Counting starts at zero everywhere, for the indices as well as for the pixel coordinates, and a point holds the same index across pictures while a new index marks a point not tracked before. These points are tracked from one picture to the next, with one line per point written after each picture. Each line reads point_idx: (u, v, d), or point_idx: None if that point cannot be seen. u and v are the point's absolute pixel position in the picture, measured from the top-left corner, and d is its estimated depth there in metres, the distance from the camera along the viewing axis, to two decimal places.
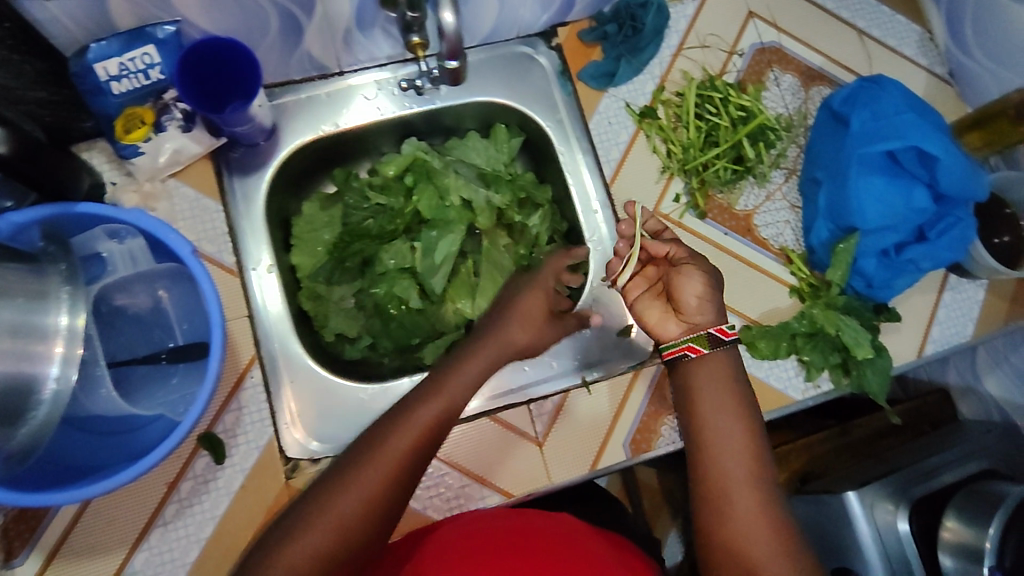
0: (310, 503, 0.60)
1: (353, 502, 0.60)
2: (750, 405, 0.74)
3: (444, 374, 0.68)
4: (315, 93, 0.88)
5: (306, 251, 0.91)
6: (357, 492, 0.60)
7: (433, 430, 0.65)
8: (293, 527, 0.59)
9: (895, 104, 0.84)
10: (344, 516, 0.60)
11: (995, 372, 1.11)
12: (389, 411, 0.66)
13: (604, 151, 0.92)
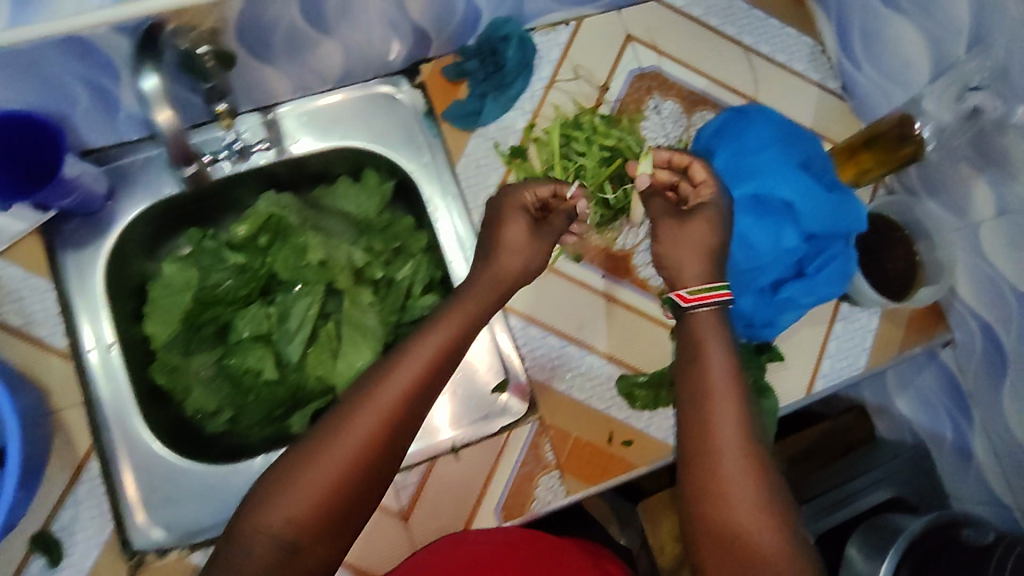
0: (284, 470, 0.57)
1: (339, 448, 0.57)
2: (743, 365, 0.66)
3: (429, 331, 0.64)
4: (154, 153, 0.83)
5: (161, 318, 0.84)
6: (343, 436, 0.57)
7: (423, 386, 0.60)
8: (266, 496, 0.56)
9: (760, 137, 0.79)
10: (320, 482, 0.56)
11: (905, 394, 1.07)
12: (374, 367, 0.62)
13: (471, 196, 0.86)
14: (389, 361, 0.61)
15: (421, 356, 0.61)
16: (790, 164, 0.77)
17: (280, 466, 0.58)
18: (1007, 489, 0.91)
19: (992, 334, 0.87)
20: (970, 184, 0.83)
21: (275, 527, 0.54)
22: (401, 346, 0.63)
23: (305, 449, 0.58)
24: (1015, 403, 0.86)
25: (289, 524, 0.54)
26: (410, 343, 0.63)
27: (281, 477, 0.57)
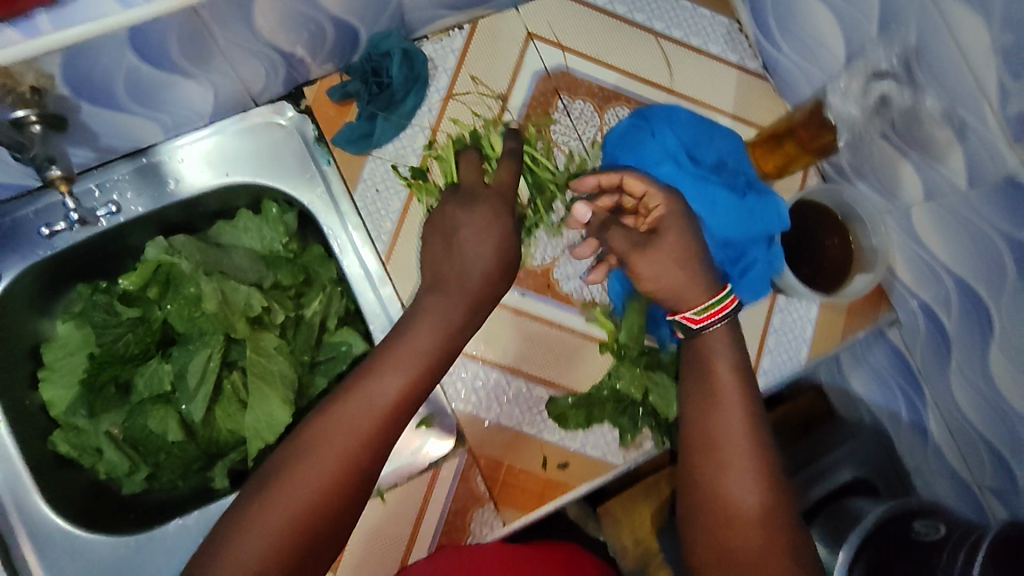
0: (268, 487, 0.57)
1: (311, 482, 0.56)
2: (751, 381, 0.66)
3: (392, 361, 0.63)
4: (21, 213, 0.76)
5: (60, 382, 0.81)
6: (316, 470, 0.57)
7: (401, 397, 0.61)
8: (245, 517, 0.55)
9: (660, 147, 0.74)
10: (300, 498, 0.56)
11: (858, 371, 1.04)
12: (352, 377, 0.62)
13: (374, 224, 0.81)
14: (367, 375, 0.62)
15: (394, 385, 0.61)
16: (693, 172, 0.73)
17: (259, 487, 0.57)
18: (965, 464, 0.89)
19: (934, 316, 0.85)
20: (896, 165, 0.78)
21: (258, 551, 0.53)
22: (377, 361, 0.63)
23: (286, 466, 0.57)
24: (962, 383, 0.84)
25: (270, 546, 0.54)
26: (383, 360, 0.63)
27: (264, 497, 0.56)
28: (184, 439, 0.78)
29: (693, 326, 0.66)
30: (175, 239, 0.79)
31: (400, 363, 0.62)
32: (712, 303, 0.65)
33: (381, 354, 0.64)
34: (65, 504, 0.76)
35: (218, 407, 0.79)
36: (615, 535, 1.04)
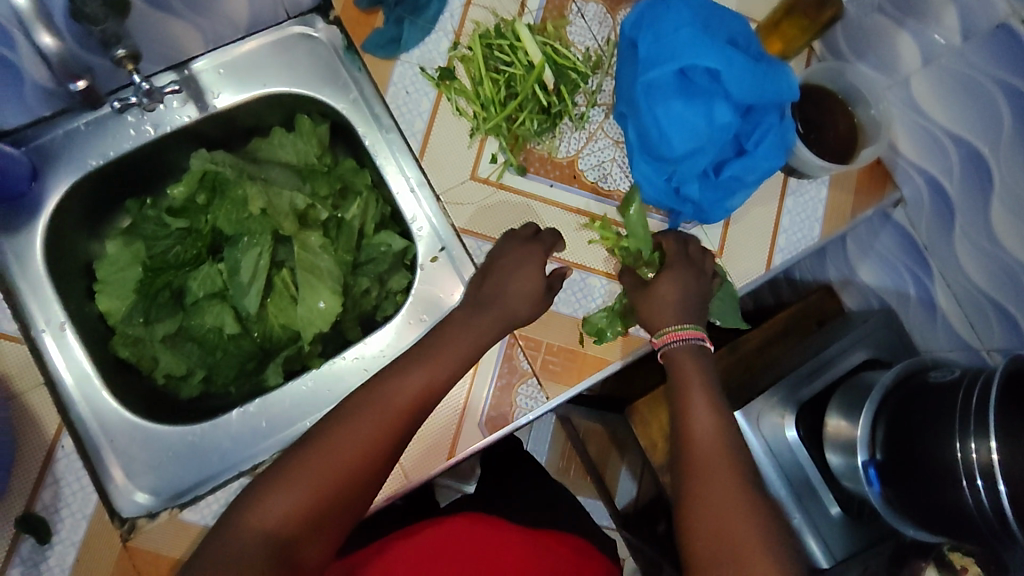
0: (314, 450, 0.66)
1: (341, 451, 0.66)
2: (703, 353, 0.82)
3: (418, 361, 0.73)
4: (74, 125, 0.80)
5: (114, 294, 0.84)
6: (345, 444, 0.66)
7: (429, 397, 0.71)
8: (286, 476, 0.65)
9: (678, 19, 0.79)
10: (336, 467, 0.65)
11: (866, 261, 1.10)
12: (389, 370, 0.72)
13: (407, 124, 0.84)
14: (409, 363, 0.72)
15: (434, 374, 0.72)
16: (709, 40, 0.77)
17: (301, 449, 0.67)
18: (974, 332, 0.94)
19: (938, 186, 0.89)
20: (893, 38, 0.84)
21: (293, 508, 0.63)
22: (422, 351, 0.74)
23: (322, 435, 0.67)
24: (968, 248, 0.89)
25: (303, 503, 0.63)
26: (428, 351, 0.74)
27: (309, 458, 0.65)
28: (239, 331, 0.83)
29: (655, 346, 0.82)
30: (219, 151, 0.83)
31: (439, 355, 0.74)
32: (671, 329, 0.80)
33: (418, 351, 0.75)
34: (130, 403, 0.80)
35: (271, 302, 0.84)
36: (644, 433, 1.07)
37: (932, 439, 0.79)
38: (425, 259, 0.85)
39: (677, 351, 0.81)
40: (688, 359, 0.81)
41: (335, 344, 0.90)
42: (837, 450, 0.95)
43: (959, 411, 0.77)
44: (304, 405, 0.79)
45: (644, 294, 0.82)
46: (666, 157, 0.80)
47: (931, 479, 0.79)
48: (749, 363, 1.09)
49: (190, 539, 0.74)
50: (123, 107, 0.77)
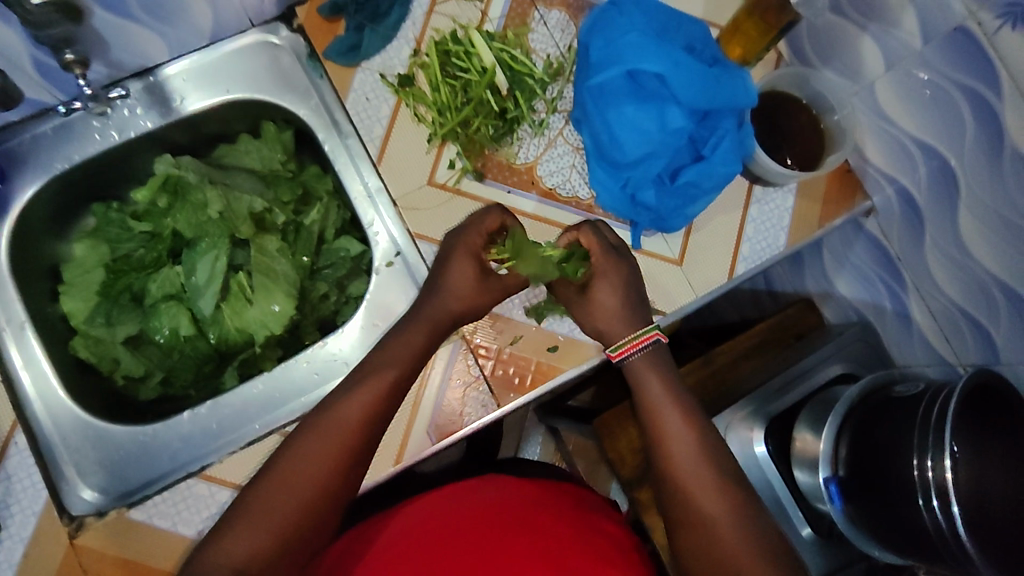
0: (247, 504, 0.61)
1: (306, 474, 0.62)
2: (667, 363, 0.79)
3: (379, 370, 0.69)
4: (41, 130, 0.82)
5: (78, 295, 0.85)
6: (308, 465, 0.63)
7: (379, 420, 0.67)
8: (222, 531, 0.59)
9: (630, 22, 0.80)
10: (290, 499, 0.61)
11: (843, 274, 1.07)
12: (322, 405, 0.67)
13: (365, 129, 0.85)
14: (344, 392, 0.67)
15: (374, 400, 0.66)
16: (658, 42, 0.78)
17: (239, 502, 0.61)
18: (949, 346, 0.91)
19: (907, 196, 0.87)
20: (856, 42, 0.83)
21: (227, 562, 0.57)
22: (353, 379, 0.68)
23: (289, 456, 0.63)
24: (940, 260, 0.86)
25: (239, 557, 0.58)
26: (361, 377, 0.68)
27: (243, 510, 0.60)
28: (195, 333, 0.84)
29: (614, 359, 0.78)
30: (183, 157, 0.84)
31: (379, 382, 0.68)
32: (626, 341, 0.77)
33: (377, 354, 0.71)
34: (89, 402, 0.82)
35: (226, 305, 0.84)
36: (612, 446, 1.04)
37: (896, 454, 0.76)
38: (380, 263, 0.85)
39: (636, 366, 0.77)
40: (647, 372, 0.77)
41: (292, 350, 0.90)
42: (804, 466, 0.92)
43: (920, 423, 0.74)
44: (256, 407, 0.81)
45: (587, 304, 0.79)
46: (618, 162, 0.80)
47: (892, 495, 0.76)
48: (725, 378, 1.05)
49: (137, 536, 0.75)
50: (70, 109, 0.81)
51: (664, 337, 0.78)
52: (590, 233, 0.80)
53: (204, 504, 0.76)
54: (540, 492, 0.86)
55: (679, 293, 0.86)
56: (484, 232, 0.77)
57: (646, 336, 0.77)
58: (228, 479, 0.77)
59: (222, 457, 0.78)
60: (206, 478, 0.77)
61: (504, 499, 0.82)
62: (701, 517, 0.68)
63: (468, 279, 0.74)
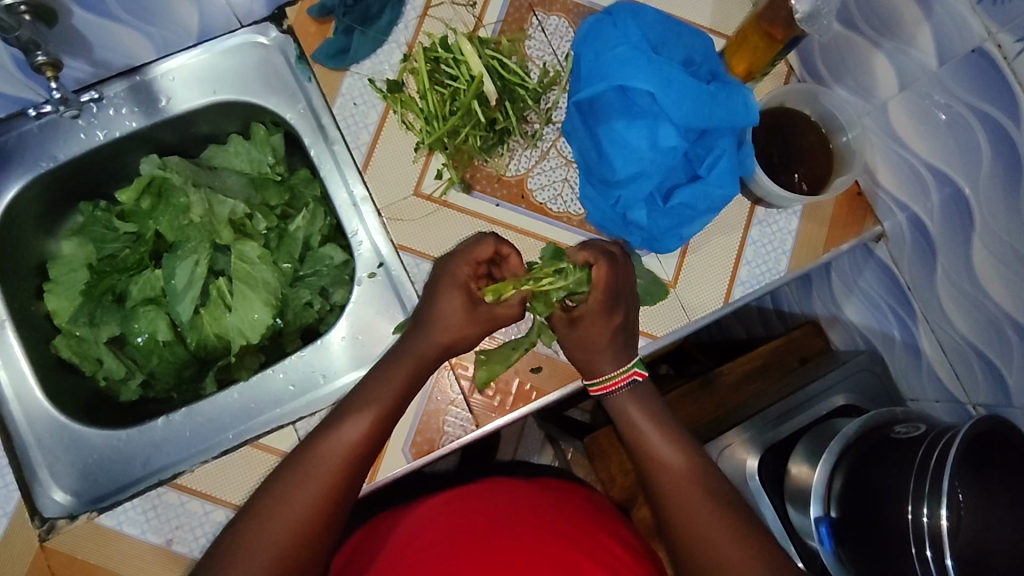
0: (234, 546, 0.60)
1: (289, 518, 0.61)
2: (650, 390, 0.78)
3: (360, 410, 0.67)
4: (28, 127, 0.82)
5: (63, 293, 0.85)
6: (292, 508, 0.61)
7: (359, 463, 0.66)
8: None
9: (622, 35, 0.76)
10: (276, 542, 0.60)
11: (851, 299, 1.01)
12: (309, 443, 0.66)
13: (352, 136, 0.83)
14: (323, 432, 0.66)
15: (348, 435, 0.66)
16: (652, 56, 0.74)
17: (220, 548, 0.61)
18: (959, 384, 0.85)
19: (918, 223, 0.82)
20: (869, 59, 0.79)
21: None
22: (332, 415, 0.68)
23: (271, 496, 0.62)
24: (951, 293, 0.81)
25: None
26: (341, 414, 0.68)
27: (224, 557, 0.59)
28: (173, 339, 0.84)
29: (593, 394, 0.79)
30: (170, 157, 0.83)
31: (356, 419, 0.67)
32: (605, 378, 0.77)
33: (352, 398, 0.70)
34: (67, 402, 0.82)
35: (204, 310, 0.84)
36: (603, 466, 1.01)
37: (890, 497, 0.72)
38: (362, 275, 0.83)
39: (616, 396, 0.77)
40: (630, 406, 0.77)
41: (275, 357, 0.88)
42: (795, 500, 0.88)
43: (917, 468, 0.70)
44: (230, 416, 0.80)
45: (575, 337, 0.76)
46: (608, 181, 0.77)
47: (885, 542, 0.71)
48: (724, 401, 1.03)
49: (106, 543, 0.74)
50: (40, 113, 0.79)
51: (643, 376, 0.78)
52: (607, 268, 0.73)
53: (174, 513, 0.75)
54: (551, 495, 0.82)
55: (671, 318, 0.82)
56: (473, 264, 0.73)
57: (624, 376, 0.76)
58: (227, 499, 0.76)
59: (194, 467, 0.77)
60: (176, 487, 0.76)
61: (515, 506, 0.79)
62: (691, 526, 0.69)
63: (457, 314, 0.71)
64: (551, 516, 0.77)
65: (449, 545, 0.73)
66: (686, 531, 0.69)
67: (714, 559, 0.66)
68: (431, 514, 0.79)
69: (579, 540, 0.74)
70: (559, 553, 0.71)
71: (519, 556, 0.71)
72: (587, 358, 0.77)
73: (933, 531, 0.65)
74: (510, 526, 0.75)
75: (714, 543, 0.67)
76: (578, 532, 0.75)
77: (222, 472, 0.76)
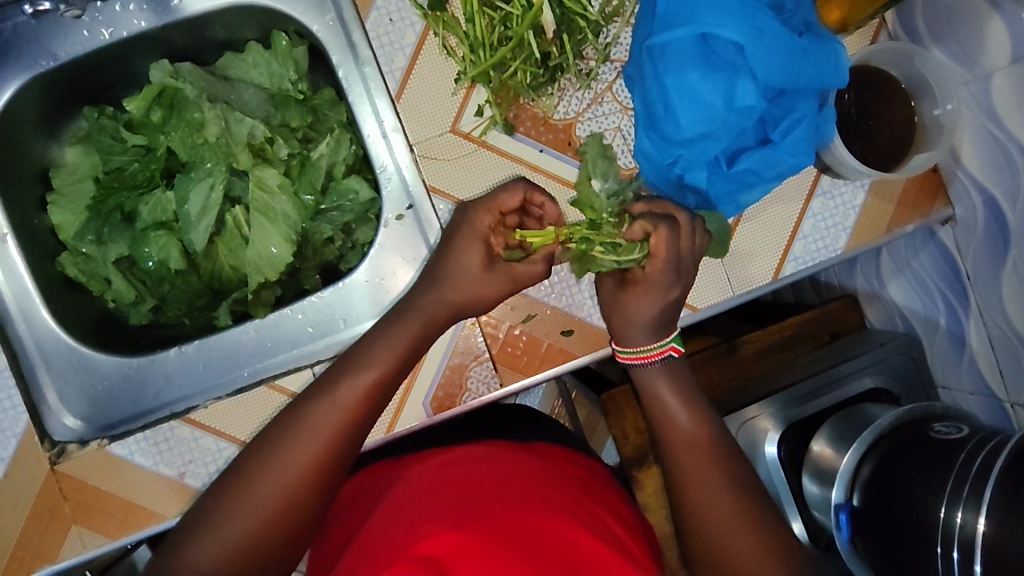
0: (247, 474, 0.62)
1: (300, 455, 0.62)
2: (685, 370, 0.74)
3: (388, 357, 0.66)
4: (25, 19, 0.74)
5: (67, 207, 0.79)
6: (302, 447, 0.63)
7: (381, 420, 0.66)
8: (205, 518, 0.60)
9: None
10: (284, 479, 0.62)
11: (898, 278, 0.96)
12: (330, 374, 0.67)
13: (385, 58, 0.75)
14: (336, 397, 0.65)
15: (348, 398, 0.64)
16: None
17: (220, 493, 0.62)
18: (1001, 381, 0.82)
19: (995, 209, 0.76)
20: (982, 21, 0.70)
21: (219, 547, 0.59)
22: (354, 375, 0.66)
23: (286, 429, 0.64)
24: (1018, 289, 0.75)
25: (232, 545, 0.59)
26: (361, 376, 0.66)
27: (225, 500, 0.61)
28: (185, 268, 0.79)
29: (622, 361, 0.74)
30: (181, 64, 0.76)
31: (369, 376, 0.66)
32: (640, 349, 0.72)
33: (375, 352, 0.67)
34: (75, 324, 0.78)
35: (220, 240, 0.79)
36: (616, 423, 0.97)
37: (919, 495, 0.70)
38: (390, 216, 0.77)
39: (647, 369, 0.73)
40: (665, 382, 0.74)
41: (292, 292, 0.84)
42: (814, 478, 0.87)
43: (955, 470, 0.67)
44: (246, 353, 0.77)
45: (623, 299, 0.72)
46: (670, 138, 0.70)
47: (905, 534, 0.70)
48: (746, 369, 1.00)
49: (118, 471, 0.73)
50: None
51: (679, 351, 0.74)
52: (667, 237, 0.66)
53: (188, 447, 0.74)
54: (546, 461, 0.82)
55: (714, 290, 0.77)
56: (498, 214, 0.69)
57: (662, 350, 0.72)
58: (244, 438, 0.74)
59: (207, 403, 0.75)
60: (190, 421, 0.74)
61: (517, 471, 0.78)
62: (717, 509, 0.67)
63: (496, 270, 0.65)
64: (554, 486, 0.76)
65: (460, 501, 0.72)
66: (706, 514, 0.68)
67: (734, 539, 0.66)
68: (437, 465, 0.80)
69: (584, 517, 0.73)
70: (562, 529, 0.70)
71: (525, 524, 0.70)
72: (624, 327, 0.73)
73: (964, 536, 0.63)
74: (515, 491, 0.74)
75: (739, 533, 0.66)
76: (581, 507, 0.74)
77: (239, 411, 0.74)
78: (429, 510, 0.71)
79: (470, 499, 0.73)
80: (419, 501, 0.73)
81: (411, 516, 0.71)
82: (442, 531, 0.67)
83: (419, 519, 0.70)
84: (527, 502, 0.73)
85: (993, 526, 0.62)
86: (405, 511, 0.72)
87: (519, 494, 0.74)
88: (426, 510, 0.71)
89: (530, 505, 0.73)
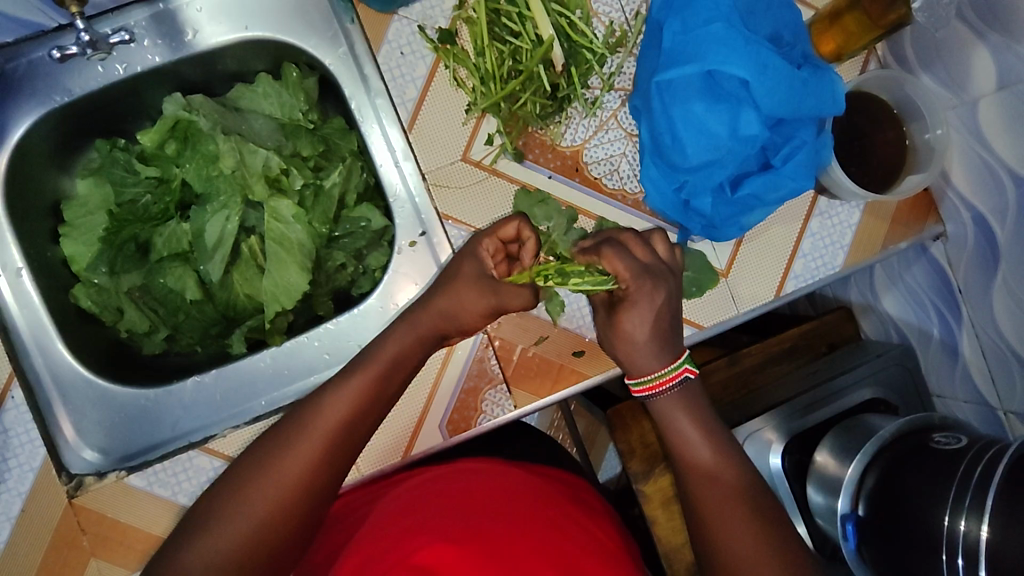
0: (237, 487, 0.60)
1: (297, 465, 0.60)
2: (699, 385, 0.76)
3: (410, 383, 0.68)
4: (39, 55, 0.75)
5: (80, 238, 0.80)
6: (298, 458, 0.61)
7: None
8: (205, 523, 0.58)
9: (713, 6, 0.71)
10: (273, 490, 0.59)
11: (891, 291, 1.00)
12: None
13: (397, 90, 0.76)
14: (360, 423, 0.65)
15: (368, 422, 0.65)
16: (746, 35, 0.70)
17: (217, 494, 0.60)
18: (994, 390, 0.85)
19: (986, 225, 0.79)
20: (968, 50, 0.74)
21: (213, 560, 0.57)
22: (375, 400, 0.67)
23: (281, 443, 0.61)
24: (1006, 301, 0.79)
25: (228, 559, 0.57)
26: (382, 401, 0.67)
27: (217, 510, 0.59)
28: (202, 298, 0.81)
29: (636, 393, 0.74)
30: (194, 97, 0.77)
31: (388, 402, 0.66)
32: (647, 379, 0.72)
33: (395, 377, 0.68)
34: (90, 356, 0.79)
35: (235, 270, 0.81)
36: (623, 437, 0.95)
37: (921, 503, 0.72)
38: (403, 243, 0.78)
39: (665, 400, 0.73)
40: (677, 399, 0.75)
41: (305, 318, 0.85)
42: (819, 488, 0.89)
43: (957, 480, 0.70)
44: (264, 382, 0.78)
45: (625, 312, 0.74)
46: (677, 167, 0.75)
47: (912, 541, 0.72)
48: (748, 381, 1.02)
49: (134, 502, 0.73)
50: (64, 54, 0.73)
51: (694, 373, 0.73)
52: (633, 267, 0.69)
53: (205, 476, 0.75)
54: (535, 477, 0.83)
55: (720, 309, 0.79)
56: (500, 242, 0.71)
57: (675, 374, 0.72)
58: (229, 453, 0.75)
59: (225, 432, 0.75)
60: (208, 451, 0.75)
61: (509, 488, 0.79)
62: (714, 532, 0.67)
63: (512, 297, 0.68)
64: (544, 504, 0.78)
65: (461, 514, 0.73)
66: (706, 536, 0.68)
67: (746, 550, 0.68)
68: (430, 477, 0.81)
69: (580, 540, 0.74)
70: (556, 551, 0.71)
71: (519, 539, 0.71)
72: (625, 354, 0.73)
73: (969, 543, 0.66)
74: (512, 506, 0.76)
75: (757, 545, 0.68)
76: (575, 528, 0.75)
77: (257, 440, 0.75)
78: (426, 521, 0.72)
79: (472, 514, 0.74)
80: (420, 510, 0.74)
81: (408, 526, 0.72)
82: (435, 545, 0.68)
83: (415, 530, 0.71)
84: (526, 519, 0.74)
85: (997, 532, 0.64)
86: (399, 520, 0.73)
87: (514, 511, 0.75)
88: (428, 522, 0.72)
89: (524, 519, 0.74)
